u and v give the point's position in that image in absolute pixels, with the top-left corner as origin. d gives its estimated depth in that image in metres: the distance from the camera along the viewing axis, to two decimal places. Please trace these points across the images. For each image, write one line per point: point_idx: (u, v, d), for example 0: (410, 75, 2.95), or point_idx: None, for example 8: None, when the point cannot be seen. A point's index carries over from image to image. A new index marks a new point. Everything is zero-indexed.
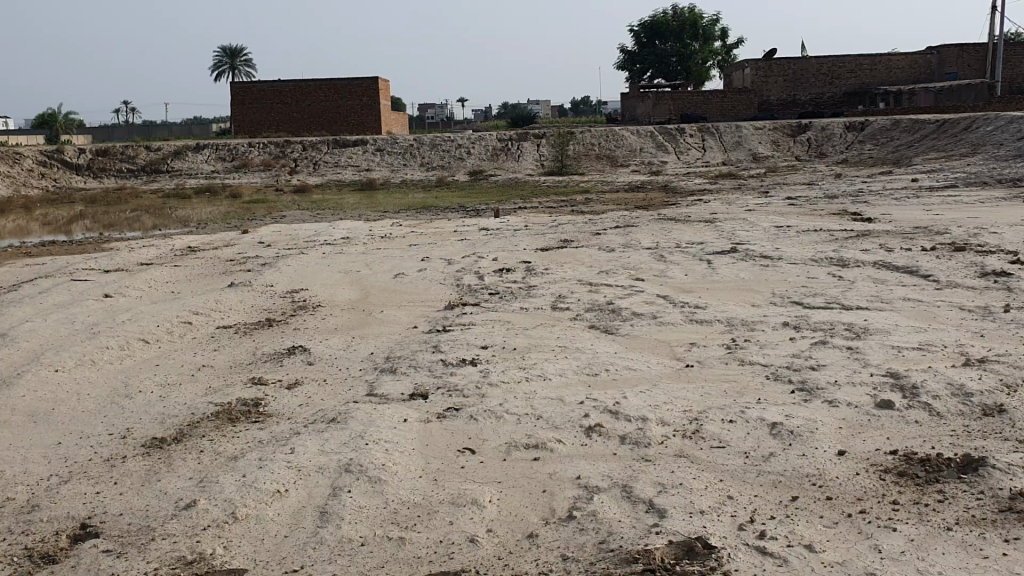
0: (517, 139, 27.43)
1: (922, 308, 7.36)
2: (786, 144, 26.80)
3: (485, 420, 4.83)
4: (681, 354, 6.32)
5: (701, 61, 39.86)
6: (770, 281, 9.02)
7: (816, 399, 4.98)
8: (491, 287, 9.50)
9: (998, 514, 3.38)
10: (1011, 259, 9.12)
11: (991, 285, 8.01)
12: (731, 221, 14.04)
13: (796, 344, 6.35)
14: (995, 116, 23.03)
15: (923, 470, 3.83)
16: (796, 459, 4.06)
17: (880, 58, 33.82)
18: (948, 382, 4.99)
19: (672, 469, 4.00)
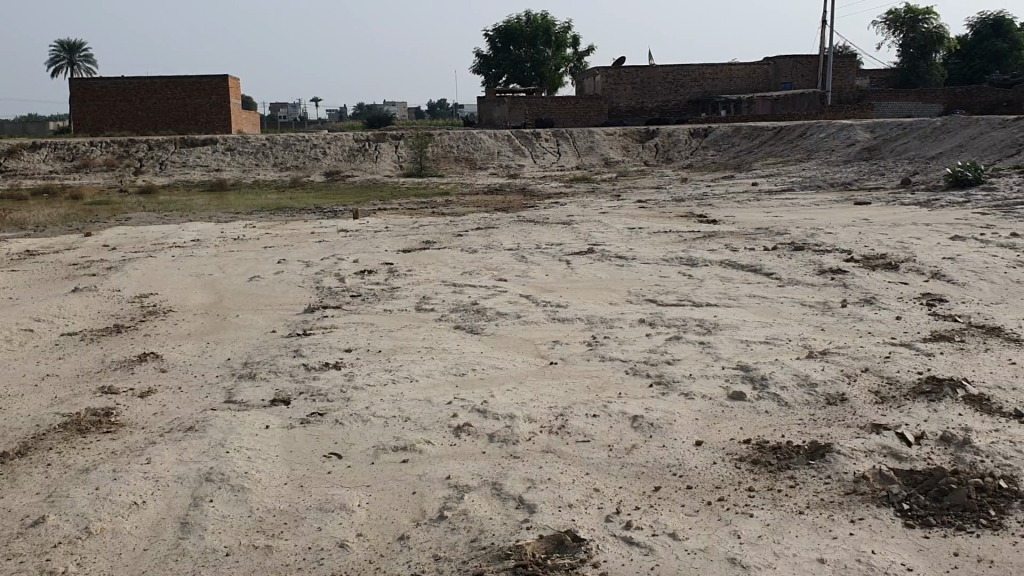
0: (374, 140, 27.14)
1: (767, 304, 7.73)
2: (635, 148, 27.53)
3: (351, 424, 4.76)
4: (543, 353, 6.41)
5: (554, 67, 40.61)
6: (625, 280, 9.26)
7: (673, 392, 5.15)
8: (351, 290, 9.39)
9: (844, 497, 3.59)
10: (845, 258, 9.68)
11: (828, 282, 8.49)
12: (587, 222, 14.34)
13: (652, 340, 6.55)
14: (827, 125, 24.45)
15: (776, 457, 4.02)
16: (657, 451, 4.19)
17: (721, 68, 35.34)
18: (795, 373, 5.27)
19: (539, 465, 4.05)
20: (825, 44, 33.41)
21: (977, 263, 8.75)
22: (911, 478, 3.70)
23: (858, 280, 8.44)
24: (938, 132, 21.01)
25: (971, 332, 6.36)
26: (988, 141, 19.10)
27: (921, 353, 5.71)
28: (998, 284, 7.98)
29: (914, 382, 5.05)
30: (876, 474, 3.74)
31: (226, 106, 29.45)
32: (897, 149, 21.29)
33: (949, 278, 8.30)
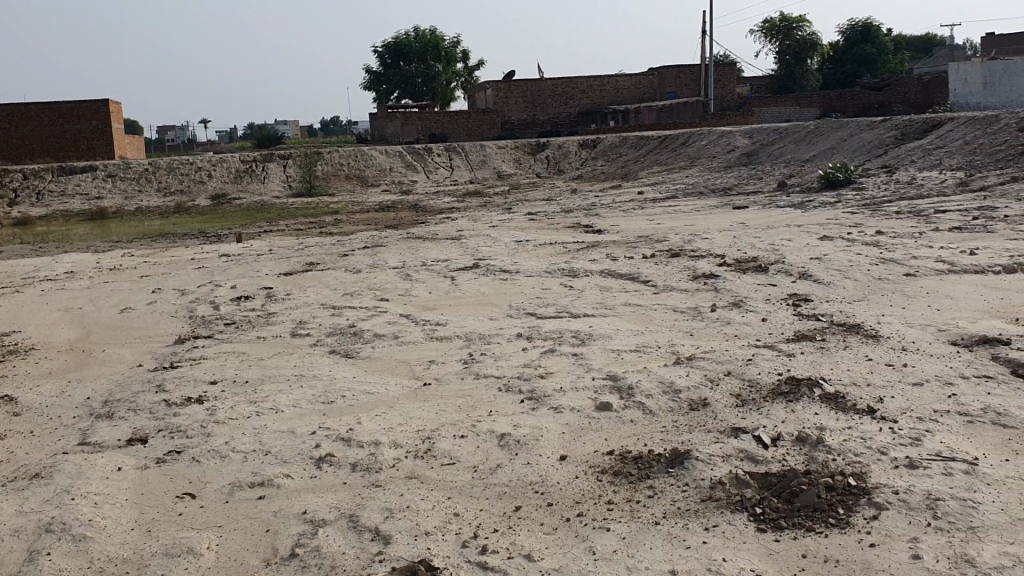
0: (261, 160, 26.47)
1: (641, 311, 7.84)
2: (526, 161, 27.71)
3: (208, 461, 4.58)
4: (417, 373, 6.32)
5: (445, 82, 40.66)
6: (508, 294, 9.27)
7: (543, 406, 5.13)
8: (227, 317, 9.11)
9: (700, 504, 3.62)
10: (719, 262, 9.92)
11: (702, 287, 8.66)
12: (475, 237, 14.30)
13: (528, 354, 6.55)
14: (708, 132, 25.10)
15: (636, 467, 4.03)
16: (521, 468, 4.15)
17: (608, 80, 35.91)
18: (660, 380, 5.32)
19: (400, 492, 3.97)
20: (703, 55, 34.36)
21: (842, 262, 9.07)
22: (766, 481, 3.76)
23: (731, 284, 8.62)
24: (810, 136, 21.82)
25: (832, 330, 6.56)
26: (855, 143, 19.90)
27: (783, 353, 5.86)
28: (862, 282, 8.27)
29: (774, 383, 5.16)
30: (732, 478, 3.79)
31: (107, 131, 28.19)
32: (772, 153, 22.01)
33: (815, 277, 8.58)
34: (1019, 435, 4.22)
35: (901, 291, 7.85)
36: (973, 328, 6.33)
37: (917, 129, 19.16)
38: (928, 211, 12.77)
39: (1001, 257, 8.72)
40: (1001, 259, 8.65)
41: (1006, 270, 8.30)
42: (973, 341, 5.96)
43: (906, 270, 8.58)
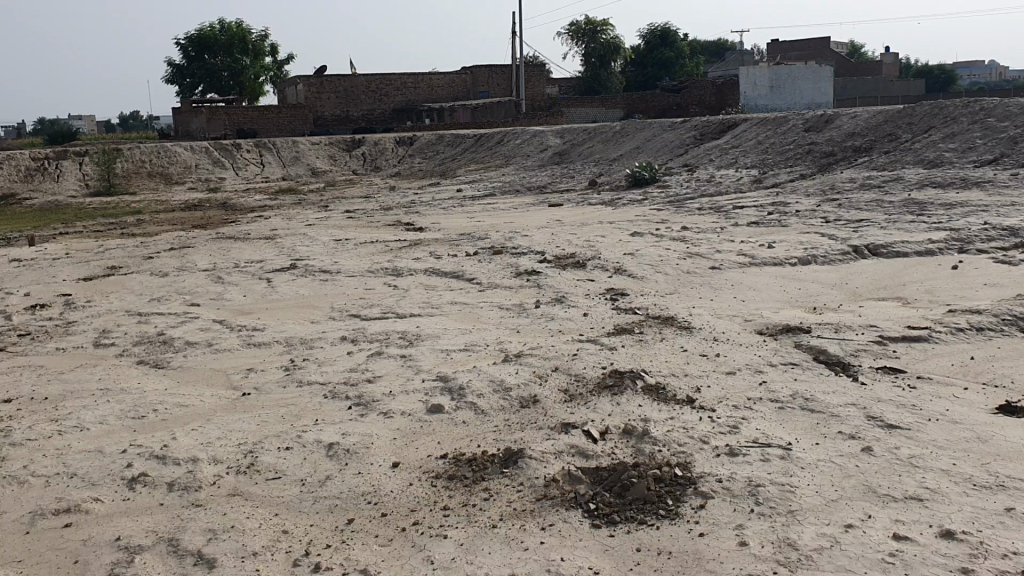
0: (54, 157, 24.69)
1: (467, 310, 7.83)
2: (341, 158, 27.22)
3: (6, 488, 4.18)
4: (236, 383, 6.02)
5: (253, 76, 39.37)
6: (329, 295, 9.04)
7: (371, 412, 5.00)
8: (20, 328, 8.40)
9: (536, 504, 3.62)
10: (539, 258, 10.05)
11: (525, 283, 8.75)
12: (290, 236, 13.89)
13: (353, 358, 6.39)
14: (522, 131, 25.51)
15: (471, 470, 3.99)
16: (351, 479, 4.02)
17: (422, 78, 35.84)
18: (490, 379, 5.31)
19: (224, 511, 3.75)
20: (512, 55, 34.86)
21: (655, 257, 9.39)
22: (598, 475, 3.81)
23: (552, 280, 8.74)
24: (618, 136, 22.57)
25: (649, 323, 6.74)
26: (660, 143, 20.73)
27: (606, 348, 5.98)
28: (673, 276, 8.59)
29: (599, 378, 5.25)
30: (565, 475, 3.81)
31: None
32: (583, 152, 22.60)
33: (631, 272, 8.83)
34: (826, 419, 4.46)
35: (709, 284, 8.19)
36: (777, 317, 6.68)
37: (716, 128, 20.18)
38: (727, 207, 13.45)
39: (795, 249, 9.26)
40: (796, 251, 9.20)
41: (800, 262, 8.83)
42: (777, 330, 6.28)
43: (711, 263, 8.97)
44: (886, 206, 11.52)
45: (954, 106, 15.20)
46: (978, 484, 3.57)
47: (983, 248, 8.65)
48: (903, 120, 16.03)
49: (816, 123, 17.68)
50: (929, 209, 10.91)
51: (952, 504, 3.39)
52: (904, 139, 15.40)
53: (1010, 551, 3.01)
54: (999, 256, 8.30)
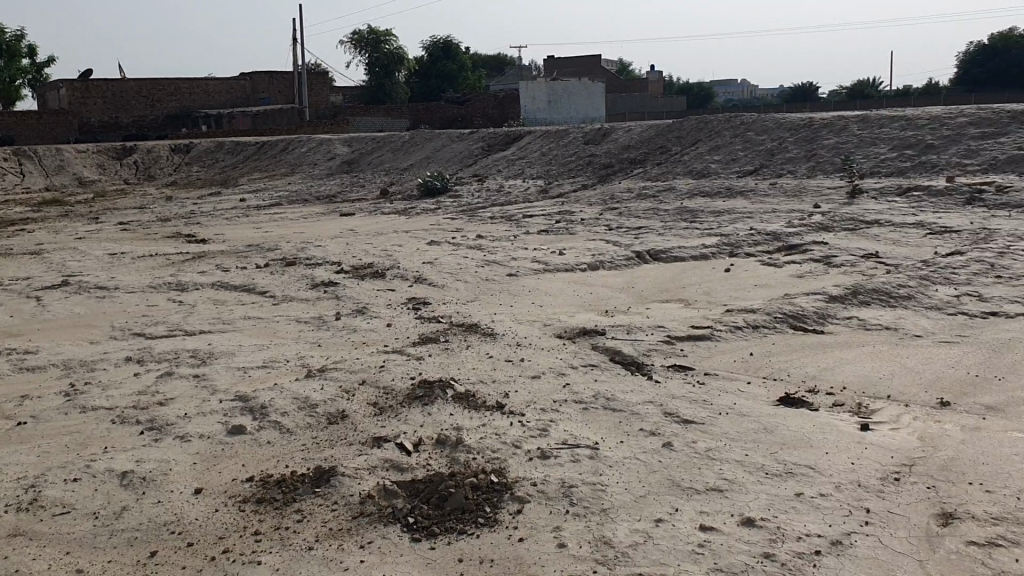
0: None
1: (261, 324, 7.55)
2: (112, 166, 25.59)
3: None
4: (8, 413, 5.49)
5: (8, 79, 36.36)
6: (107, 313, 8.46)
7: (166, 437, 4.70)
8: None
9: (353, 522, 3.54)
10: (334, 269, 9.86)
11: (322, 295, 8.56)
12: (58, 251, 12.89)
13: (141, 380, 5.99)
14: (308, 140, 25.01)
15: (281, 491, 3.83)
16: (151, 509, 3.77)
17: (199, 84, 34.43)
18: (294, 397, 5.13)
19: (6, 555, 3.42)
20: (295, 62, 34.08)
21: (452, 265, 9.44)
22: (413, 488, 3.76)
23: (349, 291, 8.59)
24: (407, 145, 22.57)
25: (453, 331, 6.73)
26: (448, 154, 20.90)
27: (411, 358, 5.92)
28: (470, 284, 8.66)
29: (407, 389, 5.18)
30: (380, 490, 3.75)
31: None
32: (372, 161, 22.42)
33: (430, 281, 8.83)
34: (628, 416, 4.62)
35: (506, 290, 8.31)
36: (573, 321, 6.85)
37: (502, 140, 20.63)
38: (518, 216, 13.74)
39: (584, 256, 9.58)
40: (585, 257, 9.52)
41: (590, 267, 9.13)
42: (575, 333, 6.45)
43: (507, 271, 9.10)
44: (662, 214, 12.16)
45: (718, 121, 16.32)
46: (770, 472, 3.77)
47: (751, 252, 9.30)
48: (674, 133, 17.00)
49: (595, 136, 18.44)
50: (702, 217, 11.60)
51: (749, 493, 3.56)
52: (676, 151, 16.33)
53: (804, 533, 3.19)
54: (765, 259, 8.95)
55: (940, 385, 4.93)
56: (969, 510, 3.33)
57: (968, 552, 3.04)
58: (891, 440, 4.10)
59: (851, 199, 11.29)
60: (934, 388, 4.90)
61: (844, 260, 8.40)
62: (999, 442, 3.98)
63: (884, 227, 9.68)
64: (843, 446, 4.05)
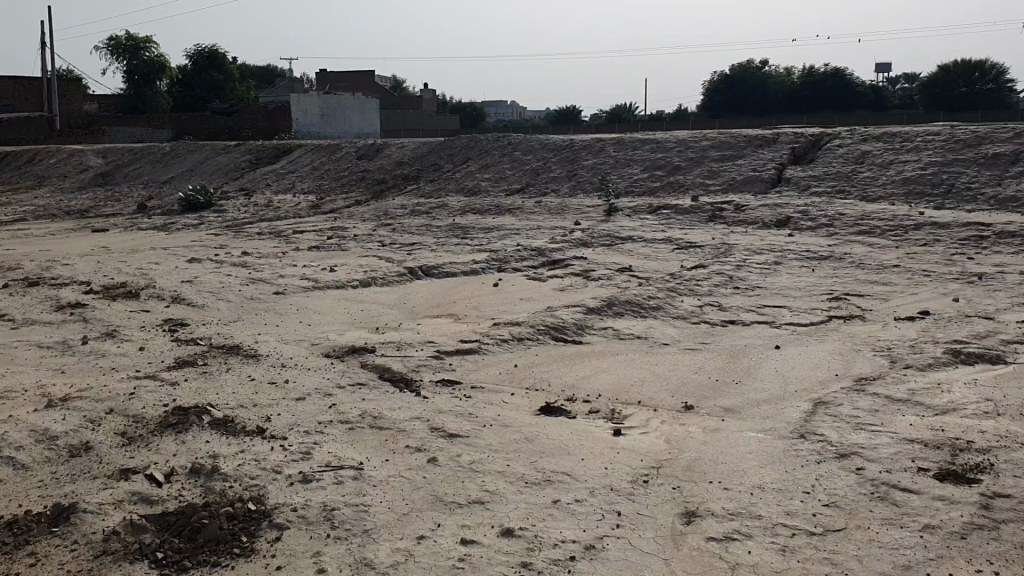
0: None
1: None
2: None
3: None
4: None
5: None
6: None
7: None
8: None
9: (93, 563, 3.30)
10: (84, 289, 9.19)
11: (68, 317, 7.93)
12: None
13: None
14: (56, 151, 23.24)
15: (11, 534, 3.50)
16: None
17: None
18: (31, 429, 4.70)
19: None
20: (41, 68, 31.61)
21: (214, 284, 9.04)
22: (163, 523, 3.55)
23: (99, 313, 8.02)
24: (168, 158, 21.47)
25: (213, 353, 6.40)
26: (212, 168, 20.08)
27: (166, 384, 5.58)
28: (234, 302, 8.32)
29: (159, 417, 4.88)
30: (126, 526, 3.51)
31: None
32: (130, 174, 21.16)
33: (190, 300, 8.40)
34: (394, 431, 4.54)
35: (272, 309, 8.03)
36: (341, 339, 6.68)
37: (271, 154, 20.09)
38: (287, 232, 13.39)
39: (355, 272, 9.46)
40: (355, 273, 9.41)
41: (360, 283, 8.99)
42: (343, 351, 6.24)
43: (274, 289, 8.79)
44: (433, 230, 12.25)
45: (487, 141, 16.71)
46: (529, 481, 3.85)
47: (518, 267, 9.52)
48: (445, 151, 17.22)
49: (368, 152, 18.35)
50: (472, 233, 11.79)
51: (509, 502, 3.62)
52: (447, 168, 16.53)
53: (560, 540, 3.29)
54: (531, 273, 9.20)
55: (685, 390, 5.25)
56: (709, 507, 3.56)
57: (707, 547, 3.23)
58: (642, 445, 4.32)
59: (609, 216, 11.86)
60: (679, 393, 5.21)
61: (602, 274, 8.79)
62: (735, 441, 4.29)
63: (638, 242, 10.23)
64: (597, 451, 4.22)
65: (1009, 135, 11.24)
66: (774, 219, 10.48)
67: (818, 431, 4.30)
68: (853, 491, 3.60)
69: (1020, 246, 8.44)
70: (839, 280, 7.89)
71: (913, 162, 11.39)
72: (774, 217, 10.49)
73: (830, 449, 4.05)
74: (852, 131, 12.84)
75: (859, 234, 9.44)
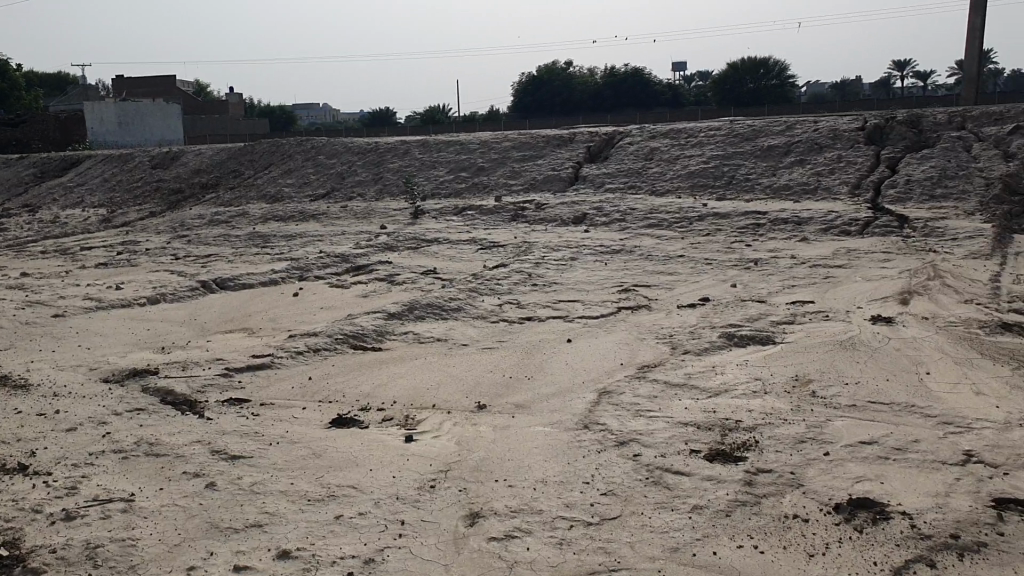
0: None
1: None
2: None
3: None
4: None
5: None
6: None
7: None
8: None
9: None
10: None
11: None
12: None
13: None
14: None
15: None
16: None
17: None
18: None
19: None
20: None
21: None
22: None
23: None
24: None
25: None
26: None
27: None
28: (6, 328, 7.69)
29: None
30: None
31: None
32: None
33: None
34: (173, 456, 4.30)
35: (49, 333, 7.48)
36: (124, 362, 6.30)
37: (56, 166, 18.82)
38: (74, 249, 12.56)
39: (144, 289, 8.97)
40: (145, 290, 8.92)
41: (149, 300, 8.52)
42: (123, 374, 5.88)
43: (54, 312, 8.20)
44: (233, 240, 11.80)
45: (288, 146, 16.31)
46: (311, 498, 3.73)
47: (319, 274, 9.31)
48: (245, 157, 16.67)
49: (163, 161, 17.51)
50: (273, 242, 11.44)
51: (288, 523, 3.50)
52: (247, 175, 16.01)
53: (338, 557, 3.21)
54: (332, 280, 9.02)
55: (478, 390, 5.27)
56: (492, 507, 3.57)
57: (488, 548, 3.24)
58: (432, 449, 4.29)
59: (414, 219, 11.82)
60: (473, 393, 5.23)
61: (405, 278, 8.72)
62: (523, 437, 4.35)
63: (442, 244, 10.24)
64: (386, 460, 4.15)
65: (781, 128, 12.02)
66: (571, 216, 10.74)
67: (601, 421, 4.42)
68: (630, 478, 3.71)
69: (791, 231, 9.02)
70: (630, 272, 8.17)
71: (698, 156, 11.97)
72: (572, 214, 10.76)
73: (610, 438, 4.17)
74: (643, 128, 13.37)
75: (649, 227, 9.82)
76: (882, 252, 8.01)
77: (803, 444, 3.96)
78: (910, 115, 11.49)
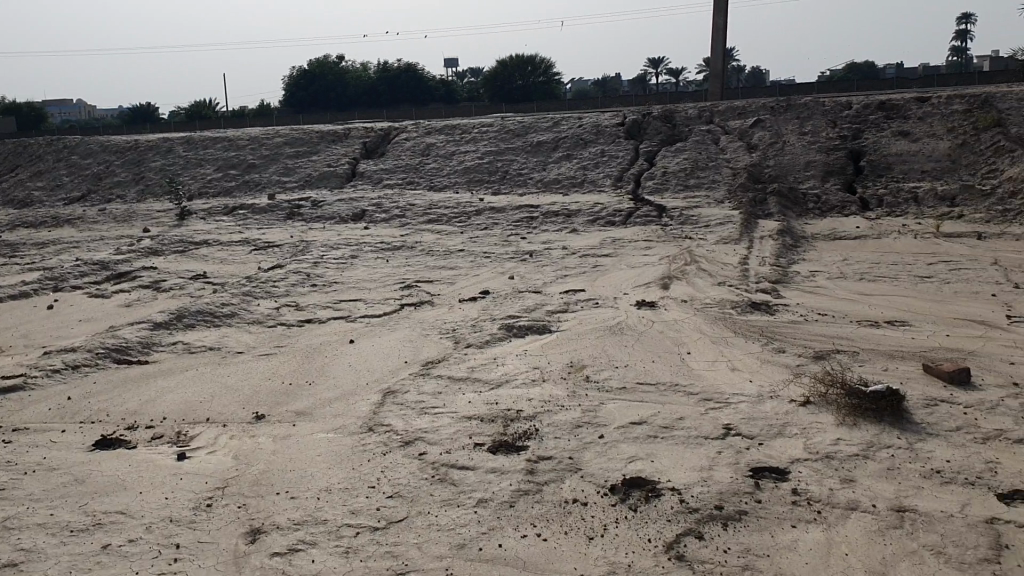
0: None
1: None
2: None
3: None
4: None
5: None
6: None
7: None
8: None
9: None
10: None
11: None
12: None
13: None
14: None
15: None
16: None
17: None
18: None
19: None
20: None
21: None
22: None
23: None
24: None
25: None
26: None
27: None
28: None
29: None
30: None
31: None
32: None
33: None
34: None
35: None
36: None
37: None
38: None
39: None
40: None
41: None
42: None
43: None
44: None
45: (37, 147, 15.10)
46: (74, 528, 3.47)
47: (77, 283, 8.66)
48: None
49: None
50: (23, 250, 10.54)
51: (49, 558, 3.23)
52: None
53: None
54: (92, 289, 8.41)
55: (256, 399, 5.09)
56: (274, 521, 3.46)
57: (271, 564, 3.14)
58: (208, 465, 4.10)
59: (182, 220, 11.26)
60: (251, 403, 5.04)
61: (173, 283, 8.29)
62: (305, 445, 4.24)
63: (213, 247, 9.81)
64: (157, 480, 3.93)
65: (549, 124, 12.42)
66: (349, 213, 10.60)
67: (385, 422, 4.38)
68: (414, 478, 3.70)
69: (563, 223, 9.34)
70: (409, 268, 8.16)
71: (472, 152, 12.14)
72: (349, 212, 10.61)
73: (395, 438, 4.14)
74: (417, 124, 13.39)
75: (428, 223, 9.86)
76: (645, 240, 8.45)
77: (579, 429, 4.10)
78: (665, 110, 12.19)
